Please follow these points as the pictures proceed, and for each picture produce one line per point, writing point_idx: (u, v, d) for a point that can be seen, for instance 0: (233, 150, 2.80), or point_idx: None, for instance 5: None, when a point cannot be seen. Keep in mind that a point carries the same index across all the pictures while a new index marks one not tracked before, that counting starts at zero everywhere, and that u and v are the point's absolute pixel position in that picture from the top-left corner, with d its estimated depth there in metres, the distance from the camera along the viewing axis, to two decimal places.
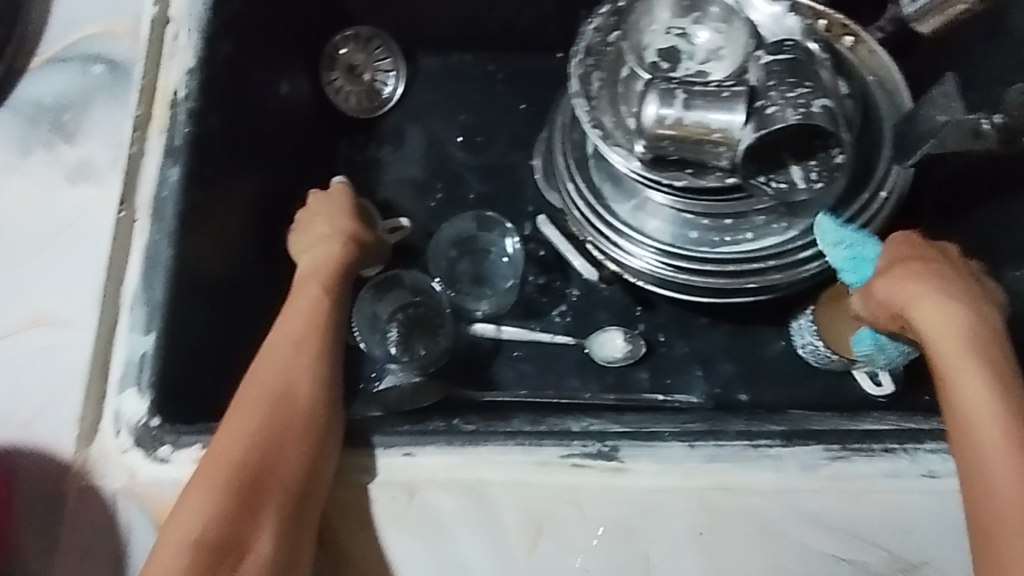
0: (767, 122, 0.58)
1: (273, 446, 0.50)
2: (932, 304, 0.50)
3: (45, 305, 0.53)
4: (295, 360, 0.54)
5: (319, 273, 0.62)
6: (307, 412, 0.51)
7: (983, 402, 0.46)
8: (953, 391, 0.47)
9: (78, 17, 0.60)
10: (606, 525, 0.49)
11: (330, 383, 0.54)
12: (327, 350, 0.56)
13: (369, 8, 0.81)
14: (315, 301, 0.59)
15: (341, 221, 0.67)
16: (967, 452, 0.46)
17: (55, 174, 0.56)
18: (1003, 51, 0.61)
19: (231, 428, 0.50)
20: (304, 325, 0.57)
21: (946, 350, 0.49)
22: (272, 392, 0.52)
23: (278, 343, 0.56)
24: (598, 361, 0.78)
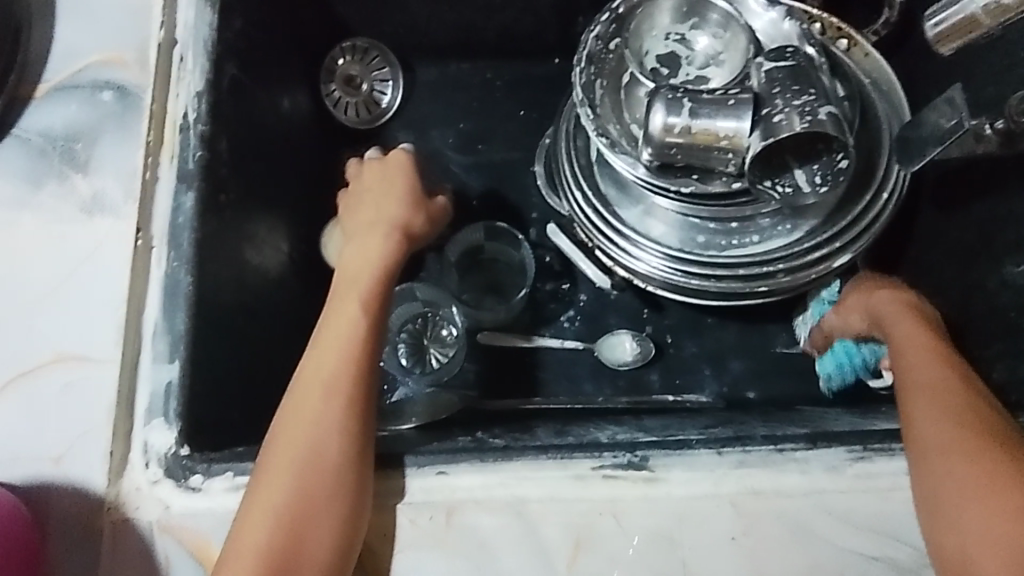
0: (773, 130, 0.59)
1: (304, 518, 0.48)
2: (881, 294, 0.62)
3: (63, 340, 0.52)
4: (324, 419, 0.51)
5: (359, 290, 0.58)
6: (336, 481, 0.49)
7: (923, 363, 0.54)
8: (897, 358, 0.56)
9: (77, 41, 0.58)
10: (643, 535, 0.50)
11: (360, 443, 0.51)
12: (356, 402, 0.52)
13: (367, 19, 0.80)
14: (347, 341, 0.55)
15: (392, 205, 0.64)
16: (911, 401, 0.52)
17: (69, 206, 0.55)
18: (995, 54, 0.63)
19: (259, 501, 0.48)
20: (331, 377, 0.53)
21: (894, 328, 0.58)
22: (301, 459, 0.50)
23: (305, 397, 0.53)
24: (610, 365, 0.79)
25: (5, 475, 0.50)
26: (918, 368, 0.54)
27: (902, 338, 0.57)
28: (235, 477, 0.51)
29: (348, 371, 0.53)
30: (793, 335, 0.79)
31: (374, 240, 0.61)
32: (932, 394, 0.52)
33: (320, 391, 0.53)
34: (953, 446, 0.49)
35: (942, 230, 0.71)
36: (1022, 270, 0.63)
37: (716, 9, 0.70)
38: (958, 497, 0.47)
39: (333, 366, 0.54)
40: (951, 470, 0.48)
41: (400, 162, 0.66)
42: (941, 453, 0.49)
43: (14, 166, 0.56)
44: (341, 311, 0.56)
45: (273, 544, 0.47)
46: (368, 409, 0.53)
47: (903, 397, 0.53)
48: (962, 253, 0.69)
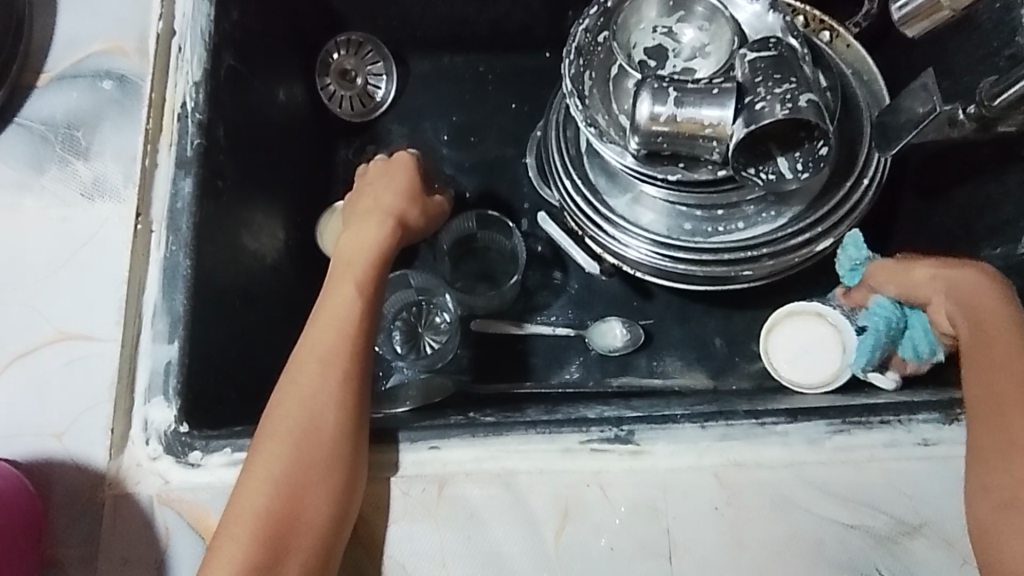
0: (756, 117, 0.60)
1: (299, 487, 0.50)
2: (970, 287, 0.56)
3: (68, 320, 0.54)
4: (319, 392, 0.53)
5: (354, 271, 0.59)
6: (332, 452, 0.51)
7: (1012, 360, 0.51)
8: (975, 350, 0.53)
9: (79, 33, 0.60)
10: (629, 506, 0.51)
11: (355, 415, 0.53)
12: (351, 378, 0.54)
13: (361, 14, 0.82)
14: (342, 320, 0.56)
15: (388, 196, 0.65)
16: (993, 407, 0.50)
17: (70, 191, 0.57)
18: (971, 44, 0.65)
19: (257, 470, 0.50)
20: (327, 354, 0.55)
21: (977, 315, 0.54)
22: (296, 431, 0.51)
23: (301, 373, 0.54)
24: (599, 351, 0.81)
25: (10, 449, 0.52)
26: (1007, 370, 0.51)
27: (986, 331, 0.53)
28: (232, 453, 0.52)
29: (343, 348, 0.55)
30: None
31: (371, 230, 0.62)
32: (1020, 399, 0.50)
33: (315, 367, 0.54)
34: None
35: (923, 216, 0.72)
36: (999, 253, 0.64)
37: (701, 2, 0.71)
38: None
39: (329, 343, 0.55)
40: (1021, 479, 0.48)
41: (398, 160, 0.68)
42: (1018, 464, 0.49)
43: (19, 152, 0.58)
44: (337, 291, 0.58)
45: (269, 512, 0.49)
46: (362, 385, 0.55)
47: (985, 397, 0.51)
48: (943, 238, 0.70)
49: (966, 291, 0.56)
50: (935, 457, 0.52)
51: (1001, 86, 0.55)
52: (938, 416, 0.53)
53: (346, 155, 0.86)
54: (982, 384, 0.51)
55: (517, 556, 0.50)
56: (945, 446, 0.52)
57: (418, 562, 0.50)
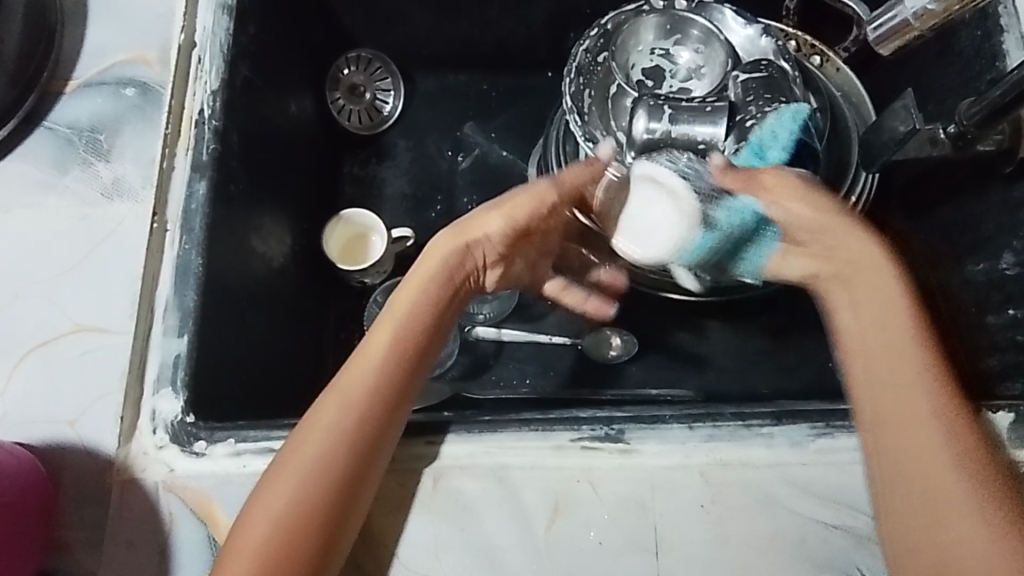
0: (747, 134, 0.63)
1: (298, 529, 0.49)
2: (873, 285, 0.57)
3: (85, 313, 0.57)
4: (336, 435, 0.52)
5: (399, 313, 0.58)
6: (339, 490, 0.50)
7: (902, 358, 0.54)
8: (873, 346, 0.55)
9: (106, 44, 0.64)
10: (618, 501, 0.53)
11: (366, 461, 0.52)
12: (368, 428, 0.53)
13: (371, 32, 0.86)
14: (372, 363, 0.55)
15: (491, 215, 0.60)
16: (893, 410, 0.53)
17: (92, 191, 0.60)
18: (953, 68, 0.68)
19: (262, 505, 0.50)
20: (354, 397, 0.54)
21: (869, 312, 0.56)
22: (303, 468, 0.51)
23: (321, 413, 0.53)
24: (594, 359, 0.83)
25: (23, 435, 0.54)
26: (898, 366, 0.54)
27: (878, 330, 0.55)
28: (236, 443, 0.54)
29: (371, 390, 0.54)
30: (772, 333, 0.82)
31: (437, 265, 0.59)
32: (913, 397, 0.53)
33: (336, 406, 0.53)
34: (938, 453, 0.51)
35: (907, 232, 0.74)
36: (982, 268, 0.66)
37: (696, 26, 0.74)
38: (946, 500, 0.50)
39: (360, 389, 0.54)
40: (934, 472, 0.50)
41: (595, 170, 0.61)
42: (925, 463, 0.51)
43: (44, 154, 0.61)
44: (378, 334, 0.57)
45: (266, 552, 0.49)
46: (382, 433, 0.53)
47: (882, 404, 0.53)
48: (926, 254, 0.72)
49: (859, 274, 0.57)
50: None
51: (980, 108, 0.57)
52: None
53: (352, 167, 0.88)
54: (884, 388, 0.53)
55: (508, 548, 0.52)
56: None
57: (414, 553, 0.52)
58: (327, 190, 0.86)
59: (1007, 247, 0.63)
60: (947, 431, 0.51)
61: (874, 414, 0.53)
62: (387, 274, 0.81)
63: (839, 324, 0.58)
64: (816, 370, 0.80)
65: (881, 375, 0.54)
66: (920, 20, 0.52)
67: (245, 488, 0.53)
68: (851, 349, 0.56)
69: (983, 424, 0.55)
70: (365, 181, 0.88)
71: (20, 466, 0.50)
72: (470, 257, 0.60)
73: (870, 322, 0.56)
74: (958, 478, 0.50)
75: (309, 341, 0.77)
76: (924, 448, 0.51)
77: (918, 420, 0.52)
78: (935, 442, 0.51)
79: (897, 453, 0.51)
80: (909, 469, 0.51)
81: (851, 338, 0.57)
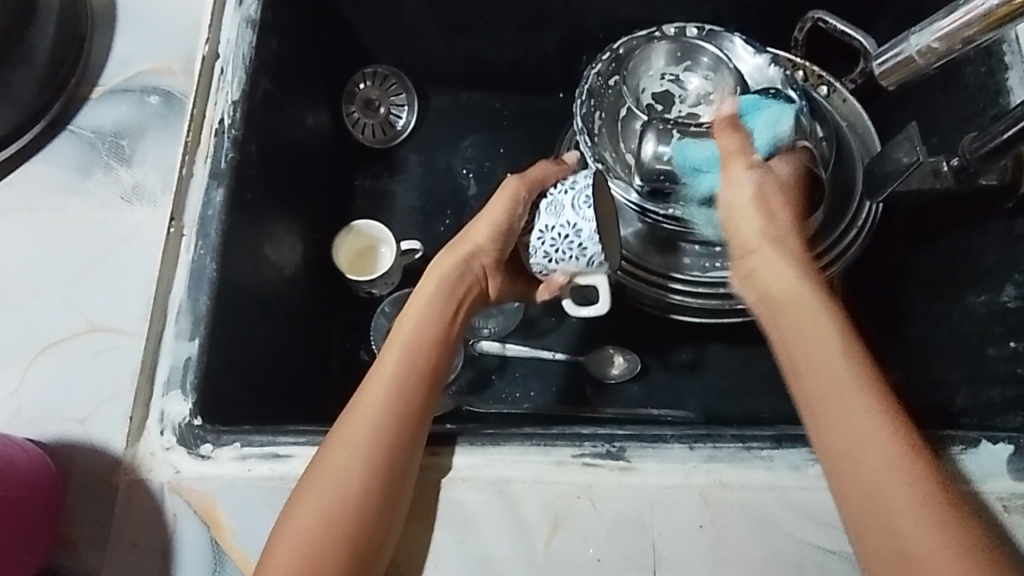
0: (754, 162, 0.62)
1: (322, 551, 0.49)
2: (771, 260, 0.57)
3: (100, 313, 0.58)
4: (354, 455, 0.52)
5: (409, 338, 0.58)
6: (368, 519, 0.50)
7: (835, 368, 0.50)
8: (816, 358, 0.51)
9: (134, 54, 0.66)
10: (618, 519, 0.54)
11: (386, 482, 0.51)
12: (385, 447, 0.52)
13: (388, 49, 0.87)
14: (385, 388, 0.55)
15: (479, 224, 0.63)
16: (836, 421, 0.49)
17: (112, 194, 0.61)
18: (957, 103, 0.70)
19: (288, 530, 0.50)
20: (372, 425, 0.53)
21: (801, 324, 0.53)
22: (327, 502, 0.50)
23: (341, 444, 0.52)
24: (598, 378, 0.83)
25: (34, 430, 0.55)
26: (841, 375, 0.50)
27: (815, 339, 0.52)
28: (242, 447, 0.55)
29: (388, 416, 0.54)
30: (774, 358, 0.82)
31: (437, 286, 0.61)
32: (853, 408, 0.49)
33: (354, 434, 0.53)
34: (888, 462, 0.47)
35: (910, 263, 0.75)
36: (983, 300, 0.67)
37: (706, 53, 0.76)
38: (889, 507, 0.46)
39: (378, 412, 0.54)
40: (885, 485, 0.46)
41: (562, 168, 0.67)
42: (872, 473, 0.47)
43: (66, 157, 0.62)
44: (389, 358, 0.57)
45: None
46: (400, 451, 0.53)
47: (819, 408, 0.50)
48: (929, 284, 0.73)
49: (764, 261, 0.57)
50: None
51: (982, 141, 0.59)
52: None
53: (363, 179, 0.90)
54: (822, 394, 0.50)
55: (508, 561, 0.52)
56: None
57: (415, 563, 0.53)
58: (339, 202, 0.87)
59: (1009, 280, 0.64)
60: (899, 441, 0.48)
61: (818, 421, 0.50)
62: (394, 285, 0.82)
63: (770, 331, 0.55)
64: None
65: (825, 382, 0.50)
66: (924, 57, 0.50)
67: (249, 491, 0.53)
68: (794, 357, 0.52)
69: (980, 453, 0.55)
70: (376, 194, 0.90)
71: (31, 461, 0.51)
72: (470, 270, 0.63)
73: (788, 325, 0.54)
74: (911, 495, 0.46)
75: (315, 350, 0.78)
76: (871, 458, 0.47)
77: (859, 427, 0.48)
78: (889, 452, 0.47)
79: (846, 459, 0.48)
80: (865, 480, 0.47)
81: (796, 349, 0.53)
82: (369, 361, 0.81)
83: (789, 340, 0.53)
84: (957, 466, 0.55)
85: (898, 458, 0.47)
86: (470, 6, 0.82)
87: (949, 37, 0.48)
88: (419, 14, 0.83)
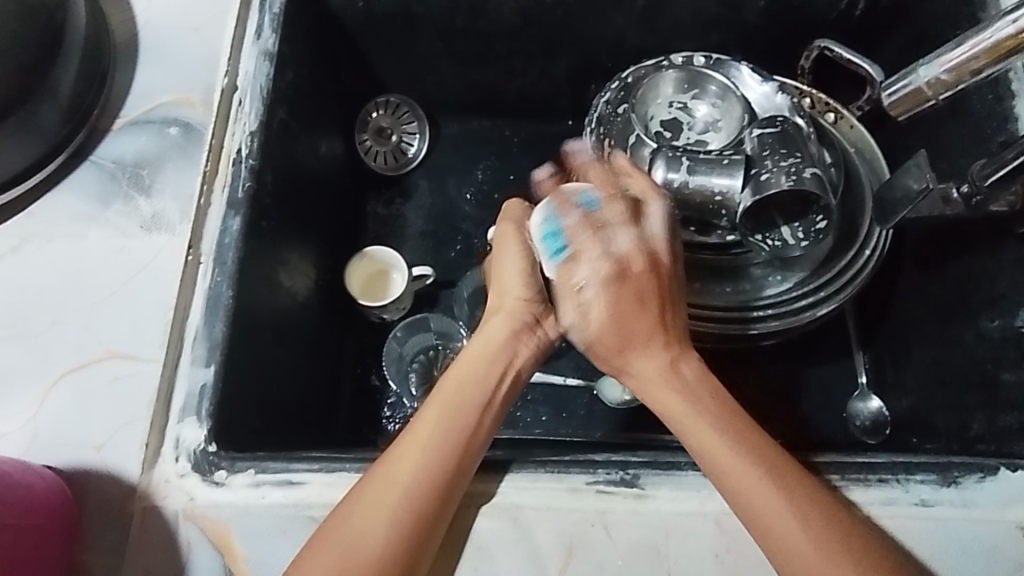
0: (762, 187, 0.64)
1: None
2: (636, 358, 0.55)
3: (117, 340, 0.59)
4: (381, 515, 0.50)
5: (464, 403, 0.56)
6: (401, 562, 0.50)
7: (721, 449, 0.52)
8: (722, 456, 0.52)
9: (156, 87, 0.68)
10: (634, 548, 0.53)
11: (413, 543, 0.50)
12: (416, 509, 0.51)
13: (401, 80, 0.89)
14: (425, 445, 0.53)
15: (507, 279, 0.61)
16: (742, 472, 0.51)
17: (131, 223, 0.63)
18: (963, 130, 0.70)
19: (304, 569, 0.49)
20: (407, 488, 0.51)
21: (681, 414, 0.54)
22: (348, 547, 0.49)
23: (373, 499, 0.51)
24: (609, 404, 0.82)
25: (51, 457, 0.55)
26: (751, 474, 0.51)
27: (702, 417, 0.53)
28: (256, 474, 0.55)
29: (422, 478, 0.52)
30: (788, 384, 0.82)
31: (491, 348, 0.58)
32: (752, 478, 0.51)
33: (383, 491, 0.51)
34: (799, 528, 0.49)
35: (922, 288, 0.75)
36: (996, 325, 0.66)
37: (713, 81, 0.76)
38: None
39: (411, 473, 0.52)
40: None
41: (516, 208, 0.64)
42: (798, 549, 0.49)
43: (88, 187, 0.64)
44: (430, 417, 0.55)
45: None
46: (435, 512, 0.51)
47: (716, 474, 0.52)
48: (941, 310, 0.72)
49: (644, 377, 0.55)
50: (933, 518, 0.54)
51: (992, 167, 0.59)
52: (935, 476, 0.55)
53: (376, 206, 0.91)
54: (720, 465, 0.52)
55: None
56: (942, 508, 0.54)
57: None
58: (350, 227, 0.88)
59: (1021, 305, 0.64)
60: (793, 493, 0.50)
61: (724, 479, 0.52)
62: (405, 311, 0.83)
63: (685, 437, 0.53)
64: (832, 422, 0.80)
65: (699, 437, 0.53)
66: (932, 88, 0.50)
67: (264, 519, 0.53)
68: (683, 428, 0.53)
69: (998, 481, 0.55)
70: (387, 220, 0.90)
71: (49, 489, 0.51)
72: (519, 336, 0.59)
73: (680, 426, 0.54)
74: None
75: (326, 377, 0.78)
76: (790, 541, 0.49)
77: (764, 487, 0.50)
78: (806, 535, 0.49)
79: (760, 530, 0.50)
80: (777, 544, 0.49)
81: (699, 449, 0.53)
82: (380, 387, 0.81)
83: (681, 429, 0.54)
84: (976, 494, 0.55)
85: (793, 512, 0.50)
86: (481, 36, 0.84)
87: (958, 68, 0.48)
88: (430, 45, 0.85)
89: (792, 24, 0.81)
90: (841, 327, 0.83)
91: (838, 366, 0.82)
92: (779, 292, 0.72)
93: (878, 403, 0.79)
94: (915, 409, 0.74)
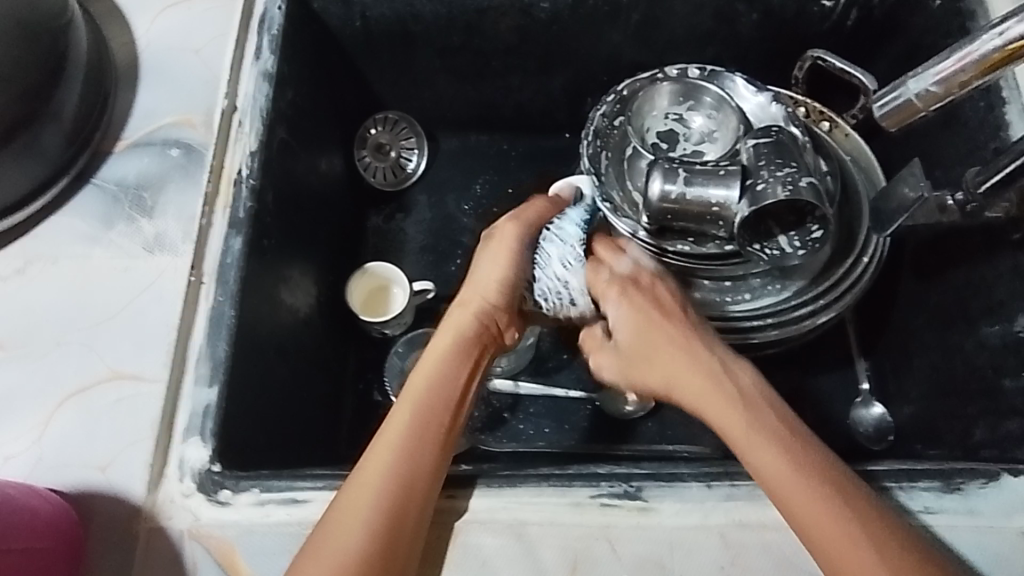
0: (758, 199, 0.64)
1: None
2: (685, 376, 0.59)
3: (121, 362, 0.59)
4: (355, 517, 0.51)
5: (430, 399, 0.57)
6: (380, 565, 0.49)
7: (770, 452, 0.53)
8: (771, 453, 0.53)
9: (158, 109, 0.69)
10: (639, 562, 0.53)
11: (389, 545, 0.50)
12: (388, 504, 0.51)
13: (399, 97, 0.90)
14: (398, 445, 0.54)
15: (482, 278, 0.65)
16: (779, 480, 0.52)
17: (134, 244, 0.63)
18: (958, 137, 0.71)
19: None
20: (380, 482, 0.52)
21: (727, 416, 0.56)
22: (332, 556, 0.49)
23: (350, 498, 0.51)
24: (610, 414, 0.82)
25: (56, 479, 0.55)
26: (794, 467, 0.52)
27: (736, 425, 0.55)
28: (260, 493, 0.55)
29: (394, 475, 0.52)
30: (791, 393, 0.82)
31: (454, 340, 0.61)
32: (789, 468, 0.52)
33: (357, 494, 0.52)
34: (840, 515, 0.50)
35: (921, 295, 0.75)
36: (995, 330, 0.67)
37: (709, 93, 0.77)
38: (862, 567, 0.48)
39: (384, 472, 0.53)
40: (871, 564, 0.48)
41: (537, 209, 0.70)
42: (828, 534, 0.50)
43: (91, 209, 0.65)
44: (399, 413, 0.56)
45: None
46: (409, 510, 0.52)
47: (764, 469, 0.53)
48: (941, 315, 0.72)
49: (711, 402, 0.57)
50: (937, 525, 0.54)
51: (985, 174, 0.59)
52: (938, 484, 0.55)
53: (376, 222, 0.91)
54: (766, 473, 0.52)
55: None
56: (946, 515, 0.54)
57: None
58: (350, 243, 0.88)
59: (1020, 310, 0.65)
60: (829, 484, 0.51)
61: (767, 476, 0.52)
62: (407, 326, 0.83)
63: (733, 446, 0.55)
64: (835, 429, 0.80)
65: (751, 446, 0.54)
66: (922, 100, 0.50)
67: (268, 538, 0.53)
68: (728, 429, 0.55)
69: (1002, 486, 0.55)
70: (388, 234, 0.91)
71: (54, 511, 0.51)
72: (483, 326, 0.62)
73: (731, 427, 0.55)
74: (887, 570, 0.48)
75: (329, 393, 0.78)
76: (832, 526, 0.50)
77: (799, 483, 0.51)
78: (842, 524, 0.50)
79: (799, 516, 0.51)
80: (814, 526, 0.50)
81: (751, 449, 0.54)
82: (383, 402, 0.81)
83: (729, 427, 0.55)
84: (979, 500, 0.54)
85: (831, 497, 0.51)
86: (478, 53, 0.85)
87: (948, 80, 0.49)
88: (428, 62, 0.86)
89: (786, 35, 0.82)
90: (842, 334, 0.83)
91: (839, 373, 0.82)
92: (778, 301, 0.72)
93: (881, 410, 0.79)
94: (919, 416, 0.74)
